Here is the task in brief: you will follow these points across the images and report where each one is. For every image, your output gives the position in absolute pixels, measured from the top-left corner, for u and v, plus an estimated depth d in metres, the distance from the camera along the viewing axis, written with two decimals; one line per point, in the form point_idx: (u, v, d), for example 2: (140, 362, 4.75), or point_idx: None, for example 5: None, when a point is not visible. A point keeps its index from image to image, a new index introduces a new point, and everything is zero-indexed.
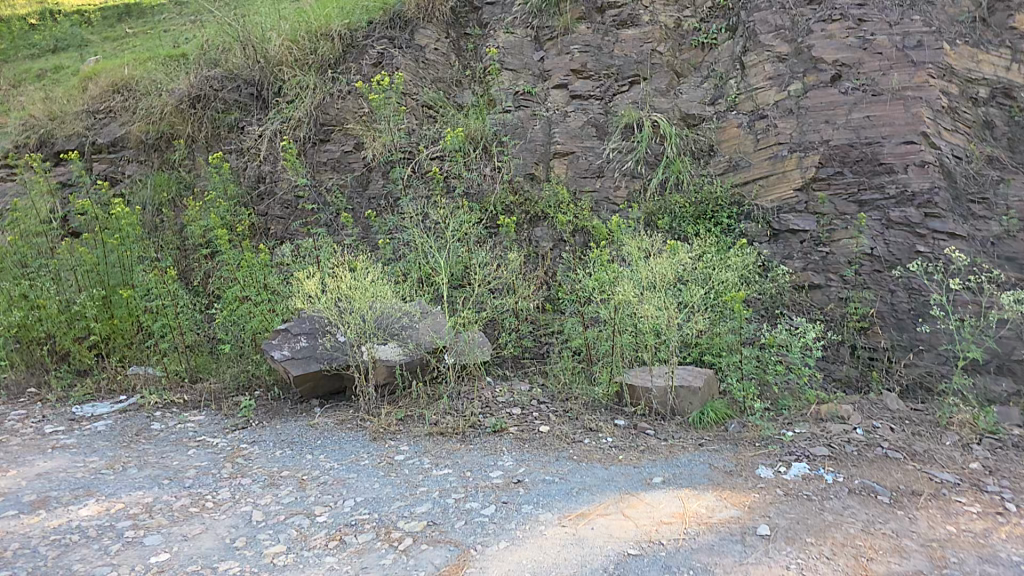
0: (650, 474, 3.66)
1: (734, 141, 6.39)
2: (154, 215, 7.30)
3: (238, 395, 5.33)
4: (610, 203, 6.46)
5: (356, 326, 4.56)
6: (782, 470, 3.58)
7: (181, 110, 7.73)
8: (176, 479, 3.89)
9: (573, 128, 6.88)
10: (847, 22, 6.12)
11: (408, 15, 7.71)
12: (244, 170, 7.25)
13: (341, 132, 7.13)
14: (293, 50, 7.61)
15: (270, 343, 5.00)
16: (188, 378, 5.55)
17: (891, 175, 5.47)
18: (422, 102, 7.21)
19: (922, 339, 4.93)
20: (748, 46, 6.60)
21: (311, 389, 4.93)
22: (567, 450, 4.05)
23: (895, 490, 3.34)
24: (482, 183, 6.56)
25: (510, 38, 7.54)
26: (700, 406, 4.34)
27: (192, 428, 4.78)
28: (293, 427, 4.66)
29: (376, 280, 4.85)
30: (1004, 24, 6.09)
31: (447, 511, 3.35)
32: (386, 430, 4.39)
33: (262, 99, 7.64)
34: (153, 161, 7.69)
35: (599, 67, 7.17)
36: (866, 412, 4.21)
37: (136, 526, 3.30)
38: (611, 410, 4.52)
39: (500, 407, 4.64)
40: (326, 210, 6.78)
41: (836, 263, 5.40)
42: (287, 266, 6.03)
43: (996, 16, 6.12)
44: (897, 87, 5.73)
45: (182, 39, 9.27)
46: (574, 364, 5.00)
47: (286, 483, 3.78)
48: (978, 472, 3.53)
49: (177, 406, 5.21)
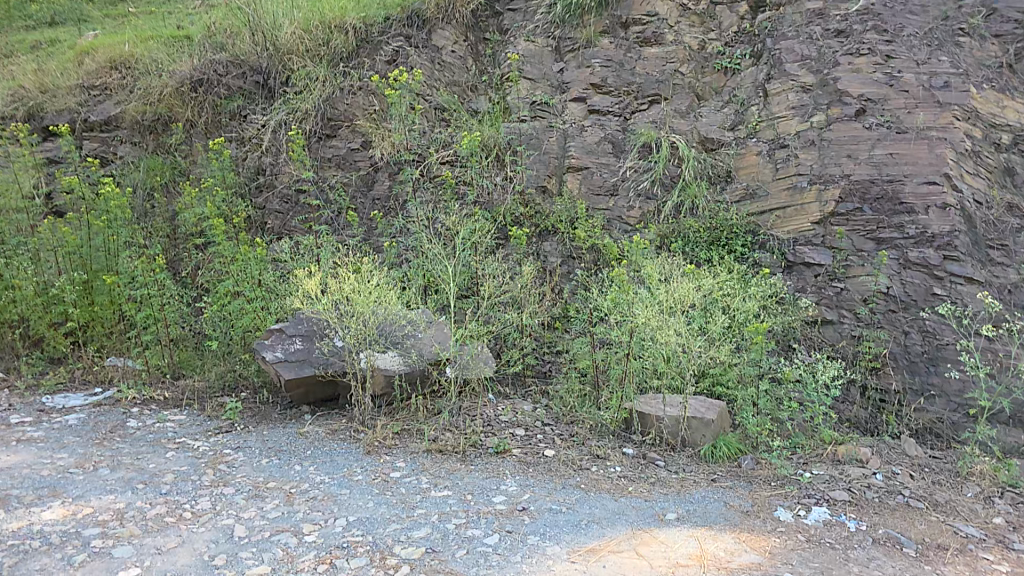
0: (663, 509, 3.47)
1: (752, 169, 6.30)
2: (145, 199, 7.03)
3: (223, 395, 5.08)
4: (622, 222, 6.35)
5: (357, 331, 4.32)
6: (801, 514, 3.40)
7: (180, 94, 7.50)
8: (151, 484, 3.61)
9: (588, 144, 6.78)
10: (875, 57, 6.10)
11: (427, 14, 7.60)
12: (245, 160, 7.09)
13: (349, 129, 7.03)
14: (305, 40, 7.41)
15: (263, 343, 4.78)
16: (170, 374, 5.34)
17: (912, 215, 5.40)
18: (436, 104, 7.06)
19: (934, 384, 4.84)
20: (772, 74, 6.54)
21: (302, 395, 4.68)
22: (575, 476, 3.85)
23: (920, 543, 3.17)
24: (493, 192, 6.48)
25: (531, 47, 7.43)
26: (712, 439, 4.19)
27: (171, 429, 4.50)
28: (281, 434, 4.41)
29: (381, 284, 4.62)
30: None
31: (447, 537, 3.13)
32: (382, 444, 4.16)
33: (268, 89, 7.49)
34: (147, 144, 7.45)
35: (619, 83, 7.08)
36: (884, 457, 4.08)
37: (104, 535, 3.02)
38: (618, 437, 4.35)
39: (502, 427, 4.45)
40: (328, 208, 6.63)
41: (850, 300, 5.31)
42: (284, 264, 5.81)
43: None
44: (922, 127, 5.68)
45: (187, 21, 9.03)
46: (581, 385, 4.83)
47: (271, 496, 3.52)
48: (1002, 527, 3.37)
49: (157, 403, 4.96)
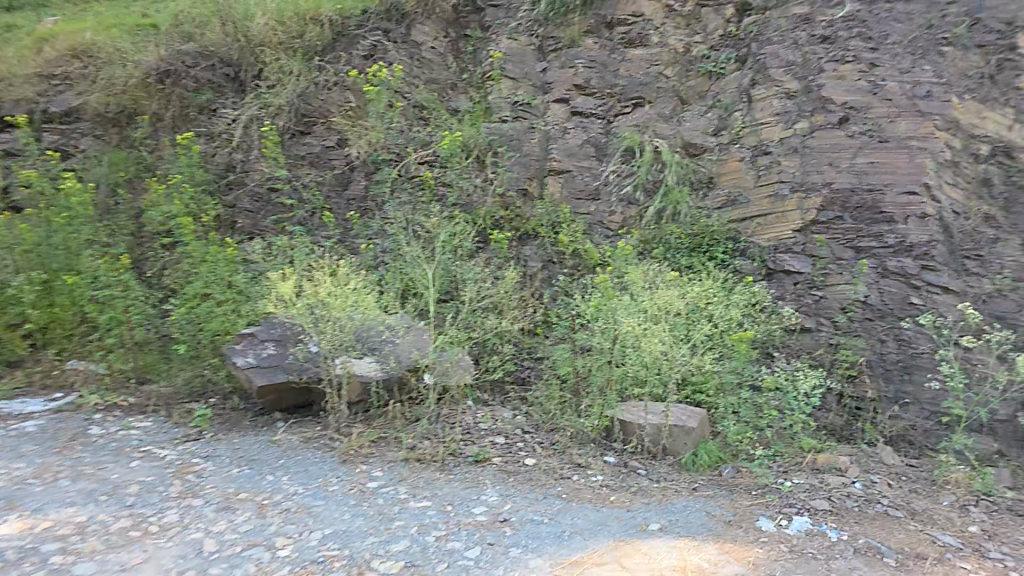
0: (645, 520, 3.43)
1: (734, 175, 6.38)
2: (108, 196, 6.69)
3: (191, 402, 4.93)
4: (603, 228, 6.40)
5: (334, 338, 4.25)
6: (782, 524, 3.39)
7: (146, 85, 7.25)
8: (115, 496, 3.46)
9: (571, 147, 6.80)
10: (859, 65, 6.12)
11: (407, 8, 7.57)
12: (214, 156, 6.83)
13: (324, 125, 6.98)
14: (278, 31, 7.32)
15: (234, 348, 4.61)
16: (134, 379, 5.16)
17: (891, 225, 5.53)
18: (415, 102, 7.08)
19: (908, 392, 5.04)
20: (757, 79, 6.61)
21: (274, 402, 4.55)
22: (556, 486, 3.82)
23: (900, 552, 3.17)
24: (474, 194, 6.48)
25: (513, 45, 7.44)
26: (694, 447, 4.21)
27: (137, 437, 4.33)
28: (252, 443, 4.28)
29: (359, 287, 4.53)
30: (1010, 84, 6.01)
31: (426, 550, 3.04)
32: (358, 453, 4.08)
33: (239, 82, 7.41)
34: (111, 138, 7.18)
35: (602, 85, 7.13)
36: (862, 465, 4.13)
37: (64, 551, 2.87)
38: (599, 445, 4.38)
39: (482, 435, 4.41)
40: (303, 207, 6.53)
41: (828, 308, 5.46)
42: (256, 266, 5.66)
43: (1004, 75, 6.03)
44: (903, 136, 5.75)
45: (153, 9, 8.75)
46: (561, 393, 4.77)
47: (243, 508, 3.39)
48: (979, 536, 3.40)
49: (121, 409, 4.78)
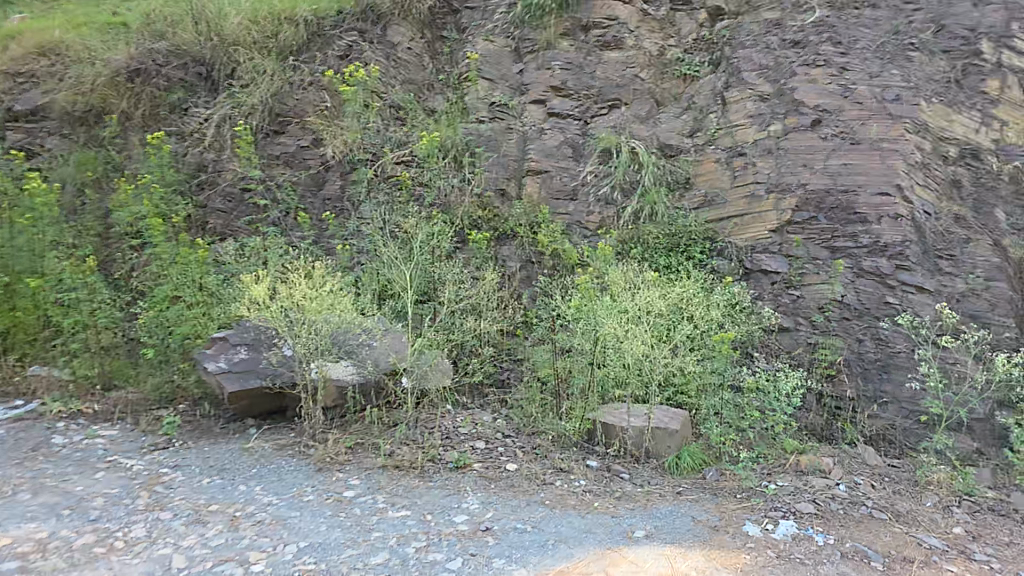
0: (631, 526, 3.36)
1: (709, 176, 6.38)
2: (74, 197, 6.50)
3: (160, 409, 4.74)
4: (582, 227, 6.33)
5: (311, 342, 4.11)
6: (769, 529, 3.35)
7: (115, 83, 7.05)
8: (79, 510, 3.29)
9: (549, 147, 6.72)
10: (830, 69, 6.16)
11: (382, 9, 7.40)
12: (185, 155, 6.67)
13: (298, 125, 6.78)
14: (252, 31, 7.15)
15: (205, 353, 4.45)
16: (100, 386, 4.93)
17: (865, 225, 5.55)
18: (392, 101, 6.94)
19: (886, 391, 5.03)
20: (731, 82, 6.63)
21: (246, 408, 4.39)
22: (539, 493, 3.73)
23: (887, 556, 3.14)
24: (451, 194, 6.35)
25: (489, 47, 7.30)
26: (677, 449, 4.16)
27: (102, 446, 4.14)
28: (224, 451, 4.13)
29: (334, 290, 4.38)
30: (976, 87, 6.08)
31: (407, 563, 2.93)
32: (334, 460, 3.96)
33: (211, 82, 7.15)
34: (78, 137, 6.92)
35: (579, 87, 7.04)
36: (846, 467, 4.11)
37: (23, 569, 2.71)
38: (581, 449, 4.29)
39: (462, 439, 4.30)
40: (276, 207, 6.36)
41: (806, 308, 5.45)
42: (227, 267, 5.47)
43: (970, 79, 6.13)
44: (875, 138, 5.78)
45: (124, 7, 8.47)
46: (541, 396, 4.72)
47: (214, 521, 3.25)
48: (963, 537, 3.40)
49: (85, 418, 4.58)
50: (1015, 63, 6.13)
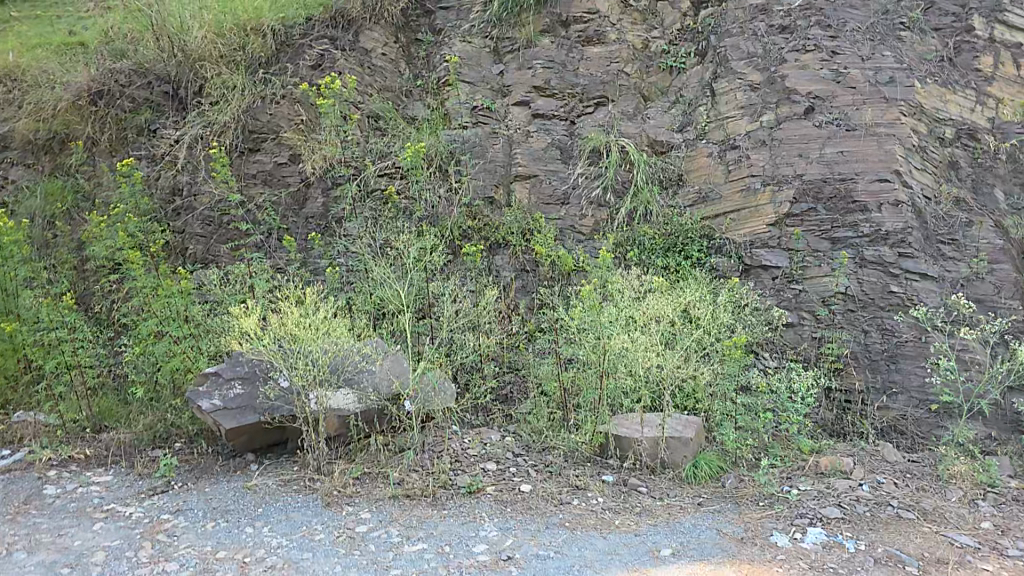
0: (656, 544, 3.24)
1: (703, 172, 6.31)
2: (44, 229, 6.34)
3: (154, 449, 4.56)
4: (575, 232, 6.25)
5: (308, 373, 3.95)
6: (797, 538, 3.24)
7: (78, 108, 6.90)
8: (79, 567, 3.11)
9: (535, 150, 6.63)
10: (821, 53, 6.21)
11: (353, 14, 7.19)
12: (157, 179, 6.51)
13: (274, 142, 6.60)
14: (217, 45, 6.90)
15: (197, 391, 4.29)
16: (91, 429, 4.77)
17: (865, 214, 5.54)
18: (370, 112, 6.78)
19: (895, 382, 5.01)
20: (719, 72, 6.60)
21: (246, 443, 4.27)
22: (557, 514, 3.61)
23: (921, 559, 3.04)
24: (438, 205, 6.21)
25: (468, 48, 7.19)
26: (692, 458, 4.08)
27: (97, 495, 3.96)
28: (226, 490, 3.98)
29: (327, 315, 4.25)
30: (971, 64, 6.33)
31: None
32: (342, 494, 3.83)
33: (178, 100, 6.90)
34: (43, 166, 6.78)
35: (562, 85, 6.96)
36: (866, 466, 4.08)
37: None
38: (595, 464, 4.19)
39: (472, 461, 4.20)
40: (259, 229, 6.22)
41: (809, 301, 5.41)
42: (212, 296, 5.31)
43: (963, 55, 6.36)
44: (870, 123, 5.84)
45: (75, 19, 8.21)
46: (550, 411, 4.60)
47: (223, 569, 3.09)
48: (992, 532, 3.33)
49: (77, 464, 4.39)
50: (1005, 38, 6.42)
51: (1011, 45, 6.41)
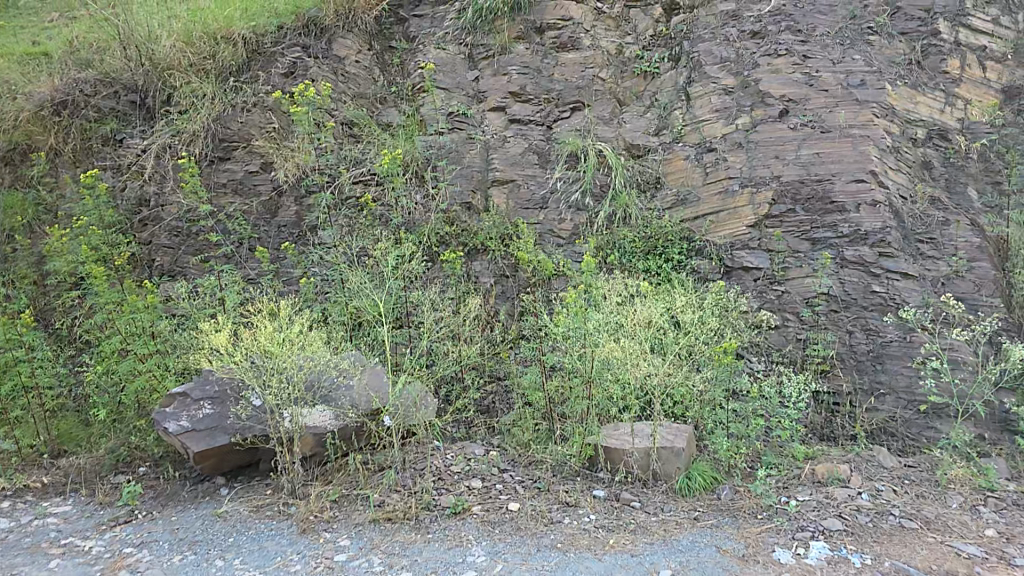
0: (655, 565, 3.09)
1: (680, 175, 6.22)
2: (3, 243, 6.01)
3: (117, 475, 4.26)
4: (554, 237, 6.13)
5: (282, 391, 3.72)
6: (800, 553, 3.11)
7: (41, 118, 6.56)
8: None
9: (512, 156, 6.48)
10: (793, 57, 6.15)
11: (326, 22, 7.00)
12: (123, 191, 6.21)
13: (245, 150, 6.34)
14: (187, 54, 6.65)
15: (162, 412, 4.04)
16: (49, 454, 4.51)
17: (843, 214, 5.47)
18: (342, 119, 6.56)
19: (882, 383, 4.92)
20: (692, 77, 6.50)
21: (214, 466, 4.00)
22: (548, 534, 3.44)
23: (930, 572, 2.92)
24: (414, 211, 6.02)
25: (441, 55, 7.01)
26: (684, 469, 3.92)
27: (54, 528, 3.70)
28: (194, 518, 3.74)
29: (303, 328, 4.05)
30: (938, 68, 6.23)
31: None
32: (318, 519, 3.60)
33: (147, 109, 6.61)
34: (4, 178, 6.45)
35: (537, 91, 6.82)
36: (864, 473, 3.97)
37: None
38: (584, 479, 4.01)
39: (456, 479, 3.99)
40: (228, 239, 5.97)
41: (792, 302, 5.31)
42: (180, 309, 5.07)
43: (931, 59, 6.26)
44: (844, 124, 5.79)
45: (34, 29, 7.89)
46: (534, 421, 4.46)
47: None
48: (997, 540, 3.24)
49: (34, 493, 4.12)
50: (969, 42, 6.36)
51: (975, 47, 6.36)
